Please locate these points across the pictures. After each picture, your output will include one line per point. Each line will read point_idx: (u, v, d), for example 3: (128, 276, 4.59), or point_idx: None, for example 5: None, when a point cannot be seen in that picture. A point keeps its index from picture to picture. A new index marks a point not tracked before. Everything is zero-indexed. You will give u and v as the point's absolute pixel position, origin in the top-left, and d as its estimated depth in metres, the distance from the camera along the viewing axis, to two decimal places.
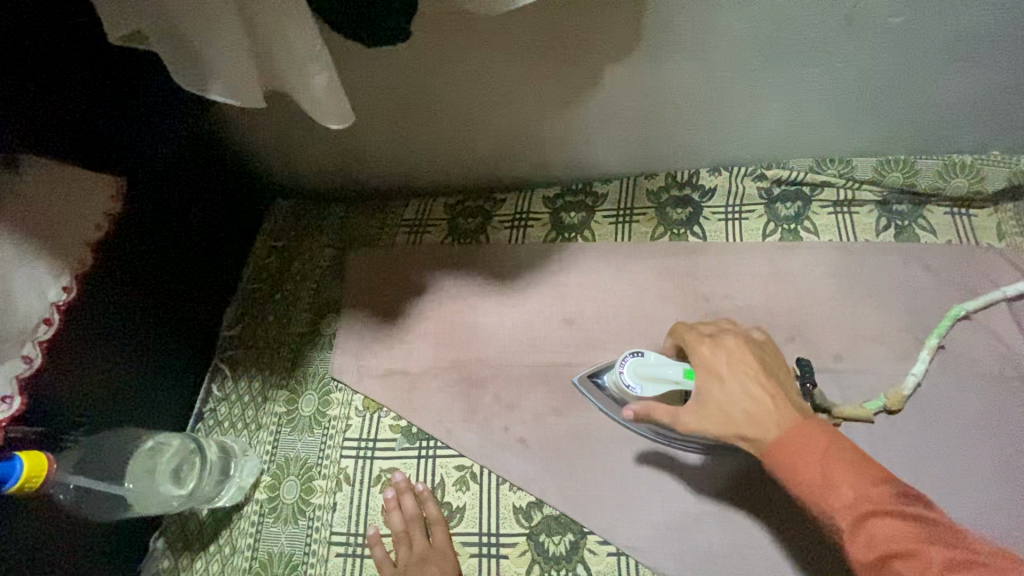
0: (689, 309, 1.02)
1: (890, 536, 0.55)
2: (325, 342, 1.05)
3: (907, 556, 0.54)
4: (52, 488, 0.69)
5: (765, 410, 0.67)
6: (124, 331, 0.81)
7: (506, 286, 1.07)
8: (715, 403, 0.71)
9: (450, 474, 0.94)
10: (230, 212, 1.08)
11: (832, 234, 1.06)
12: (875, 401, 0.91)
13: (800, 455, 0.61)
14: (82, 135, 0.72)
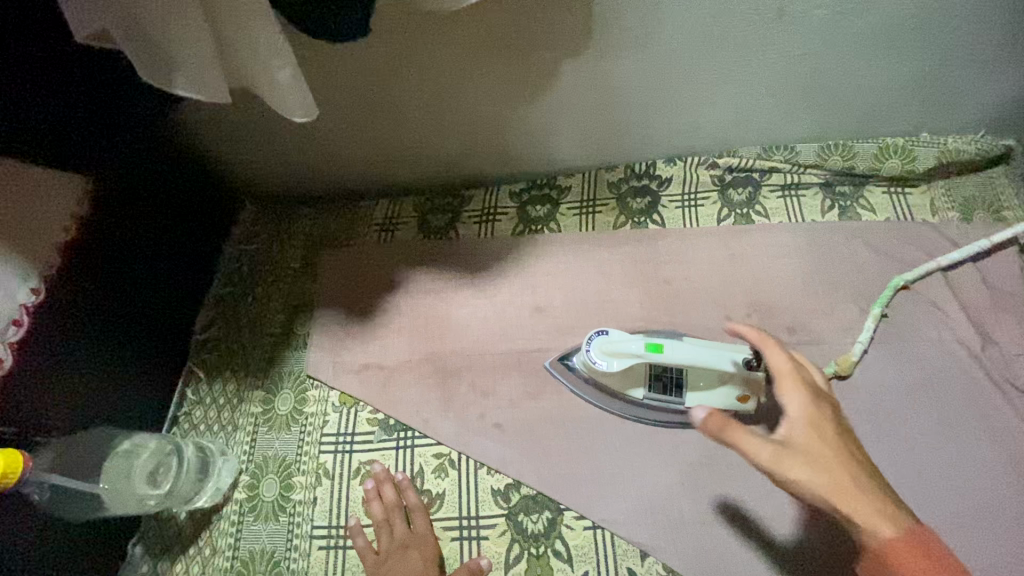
0: (653, 292, 1.07)
1: None
2: (300, 341, 1.06)
3: None
4: (30, 488, 0.69)
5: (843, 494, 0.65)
6: (96, 334, 0.81)
7: (476, 279, 1.11)
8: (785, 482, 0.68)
9: (429, 462, 0.96)
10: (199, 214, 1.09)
11: (782, 217, 1.13)
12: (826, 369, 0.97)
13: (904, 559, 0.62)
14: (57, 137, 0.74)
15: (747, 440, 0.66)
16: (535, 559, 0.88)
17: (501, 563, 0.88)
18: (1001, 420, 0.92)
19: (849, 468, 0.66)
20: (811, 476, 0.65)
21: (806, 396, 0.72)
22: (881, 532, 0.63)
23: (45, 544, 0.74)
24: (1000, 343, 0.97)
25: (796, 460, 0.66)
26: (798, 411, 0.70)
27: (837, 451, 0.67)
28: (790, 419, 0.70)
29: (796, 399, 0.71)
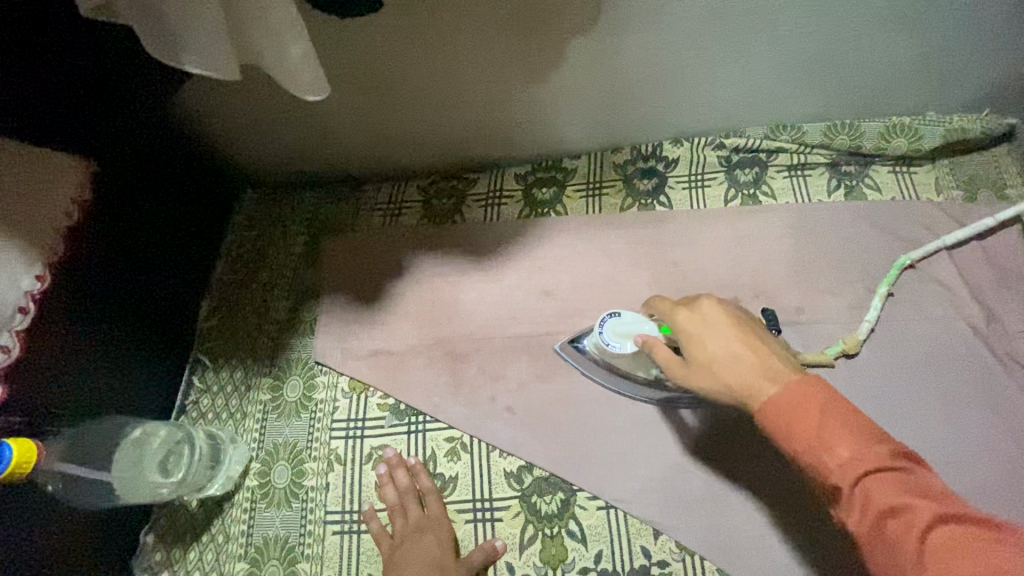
0: (661, 274, 1.06)
1: (883, 494, 0.53)
2: (307, 328, 1.05)
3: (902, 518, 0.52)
4: (43, 477, 0.68)
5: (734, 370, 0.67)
6: (102, 323, 0.80)
7: (482, 263, 1.10)
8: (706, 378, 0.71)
9: (441, 446, 0.96)
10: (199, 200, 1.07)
11: (788, 197, 1.13)
12: (834, 347, 0.98)
13: (791, 410, 0.59)
14: (53, 124, 0.72)
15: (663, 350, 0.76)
16: (549, 539, 0.89)
17: (515, 544, 0.89)
18: (1005, 396, 0.94)
19: (733, 359, 0.68)
20: (707, 380, 0.70)
21: (700, 307, 0.74)
22: (763, 400, 0.62)
23: (60, 534, 0.73)
24: (1004, 321, 0.98)
25: (695, 371, 0.71)
26: (688, 322, 0.73)
27: (726, 347, 0.69)
28: (684, 334, 0.73)
29: (686, 312, 0.74)
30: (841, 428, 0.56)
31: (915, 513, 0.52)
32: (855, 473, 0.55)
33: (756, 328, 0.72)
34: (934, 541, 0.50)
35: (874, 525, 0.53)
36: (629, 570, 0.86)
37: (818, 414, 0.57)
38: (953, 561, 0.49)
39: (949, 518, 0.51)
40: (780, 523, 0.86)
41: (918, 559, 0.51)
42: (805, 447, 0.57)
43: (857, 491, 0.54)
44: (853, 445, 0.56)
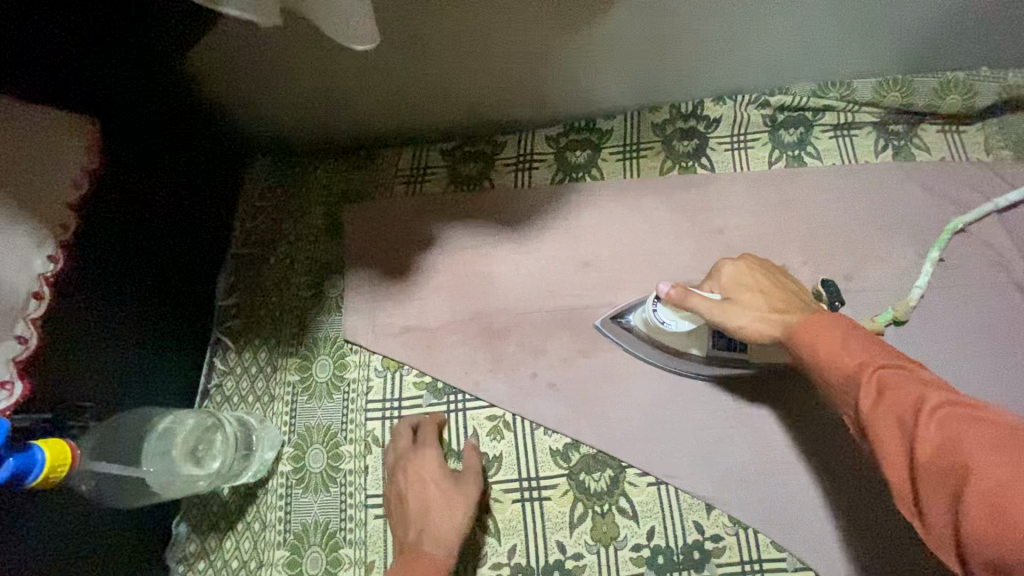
0: (705, 242, 1.01)
1: (893, 382, 0.55)
2: (333, 305, 0.99)
3: (907, 398, 0.53)
4: (77, 478, 0.63)
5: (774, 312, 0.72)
6: (122, 304, 0.73)
7: (516, 232, 1.03)
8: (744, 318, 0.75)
9: (483, 425, 0.92)
10: (206, 169, 0.98)
11: (834, 159, 1.07)
12: (885, 314, 0.95)
13: (816, 327, 0.63)
14: (60, 72, 0.63)
15: (700, 302, 0.79)
16: (599, 517, 0.87)
17: (565, 522, 0.87)
18: None
19: (773, 301, 0.75)
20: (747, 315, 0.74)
21: (743, 260, 0.82)
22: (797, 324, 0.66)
23: (96, 534, 0.69)
24: None
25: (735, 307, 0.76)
26: (733, 270, 0.81)
27: (767, 294, 0.76)
28: (727, 280, 0.80)
29: (731, 263, 0.82)
30: (860, 340, 0.60)
31: (922, 395, 0.53)
32: (869, 368, 0.57)
33: (795, 285, 0.80)
34: (938, 417, 0.51)
35: (885, 410, 0.54)
36: (682, 545, 0.85)
37: (844, 332, 0.61)
38: (953, 431, 0.50)
39: (955, 403, 0.52)
40: (835, 494, 0.85)
41: (920, 433, 0.51)
42: (828, 351, 0.61)
43: (870, 382, 0.56)
44: (870, 351, 0.59)
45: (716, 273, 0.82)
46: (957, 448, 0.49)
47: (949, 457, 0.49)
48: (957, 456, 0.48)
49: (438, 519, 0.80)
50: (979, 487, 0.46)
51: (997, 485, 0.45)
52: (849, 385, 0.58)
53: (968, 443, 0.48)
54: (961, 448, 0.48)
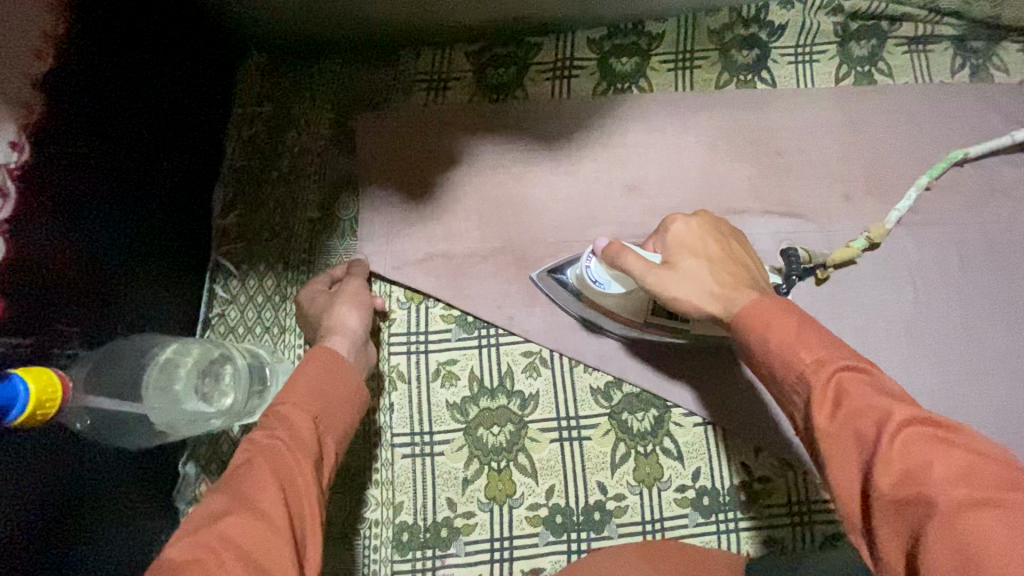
0: (763, 167, 0.91)
1: (856, 390, 0.46)
2: (347, 229, 0.87)
3: (869, 412, 0.45)
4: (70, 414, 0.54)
5: (720, 282, 0.63)
6: (106, 210, 0.61)
7: (552, 150, 0.91)
8: (681, 287, 0.65)
9: (518, 361, 0.85)
10: (205, 62, 0.83)
11: (907, 77, 0.96)
12: (860, 241, 0.87)
13: (768, 314, 0.54)
14: None
15: (634, 261, 0.68)
16: (642, 458, 0.82)
17: (606, 463, 0.82)
18: None
19: (717, 270, 0.64)
20: (687, 285, 0.64)
21: (697, 218, 0.70)
22: (739, 308, 0.58)
23: (94, 478, 0.61)
24: None
25: (677, 274, 0.65)
26: (683, 229, 0.69)
27: (712, 261, 0.66)
28: (673, 240, 0.69)
29: (682, 220, 0.70)
30: (815, 332, 0.51)
31: (886, 410, 0.45)
32: (827, 369, 0.48)
33: (746, 255, 0.69)
34: (903, 437, 0.43)
35: (842, 426, 0.46)
36: (729, 486, 0.81)
37: (798, 322, 0.53)
38: (919, 456, 0.42)
39: (920, 418, 0.44)
40: None
41: (881, 458, 0.43)
42: (781, 347, 0.52)
43: (827, 389, 0.48)
44: (828, 348, 0.50)
45: (663, 230, 0.70)
46: (925, 478, 0.41)
47: (913, 489, 0.41)
48: (922, 489, 0.40)
49: (345, 317, 0.75)
50: (947, 528, 0.39)
51: (966, 527, 0.38)
52: (803, 388, 0.50)
53: (935, 473, 0.41)
54: (928, 478, 0.41)
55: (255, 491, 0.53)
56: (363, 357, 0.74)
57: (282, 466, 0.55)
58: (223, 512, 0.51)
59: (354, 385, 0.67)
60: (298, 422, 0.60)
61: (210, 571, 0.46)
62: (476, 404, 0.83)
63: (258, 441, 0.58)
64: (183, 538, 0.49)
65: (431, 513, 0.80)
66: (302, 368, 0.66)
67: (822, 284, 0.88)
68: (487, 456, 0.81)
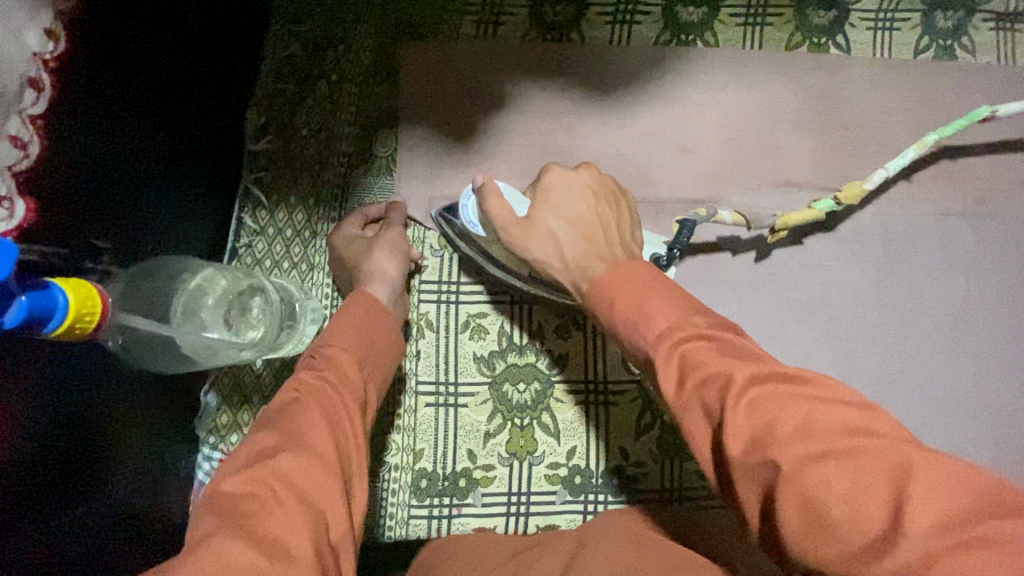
0: (828, 140, 0.86)
1: (701, 358, 0.42)
2: (383, 167, 0.83)
3: (713, 379, 0.41)
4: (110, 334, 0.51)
5: (577, 248, 0.57)
6: (136, 120, 0.57)
7: (606, 101, 0.85)
8: (531, 243, 0.60)
9: (549, 320, 0.82)
10: None
11: (990, 57, 0.89)
12: (827, 203, 0.76)
13: (616, 283, 0.50)
14: None
15: (496, 207, 0.63)
16: (667, 427, 0.81)
17: (630, 429, 0.81)
18: None
19: (571, 232, 0.58)
20: (537, 242, 0.60)
21: (577, 172, 0.63)
22: (588, 280, 0.54)
23: (100, 400, 0.56)
24: None
25: (530, 228, 0.60)
26: (555, 179, 0.62)
27: (569, 221, 0.59)
28: (542, 190, 0.62)
29: (558, 171, 0.63)
30: (662, 296, 0.47)
31: (730, 372, 0.40)
32: (669, 341, 0.44)
33: (624, 207, 0.63)
34: (747, 399, 0.39)
35: (691, 397, 0.42)
36: None
37: (642, 285, 0.48)
38: (763, 415, 0.38)
39: (764, 377, 0.40)
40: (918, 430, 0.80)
41: (729, 425, 0.39)
42: (626, 319, 0.47)
43: (670, 363, 0.43)
44: (676, 315, 0.45)
45: (538, 179, 0.64)
46: (771, 436, 0.37)
47: (760, 453, 0.37)
48: (769, 450, 0.37)
49: (384, 262, 0.73)
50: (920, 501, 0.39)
51: (812, 483, 0.35)
52: (648, 363, 0.46)
53: (781, 430, 0.37)
54: (773, 440, 0.37)
55: (306, 431, 0.54)
56: (401, 303, 0.75)
57: (334, 411, 0.56)
58: (276, 449, 0.52)
59: (393, 334, 0.69)
60: (345, 363, 0.61)
61: (268, 506, 0.47)
62: (504, 359, 0.81)
63: (304, 381, 0.58)
64: (237, 471, 0.50)
65: (450, 463, 0.79)
66: (346, 310, 0.68)
67: (762, 259, 0.84)
68: (511, 412, 0.80)
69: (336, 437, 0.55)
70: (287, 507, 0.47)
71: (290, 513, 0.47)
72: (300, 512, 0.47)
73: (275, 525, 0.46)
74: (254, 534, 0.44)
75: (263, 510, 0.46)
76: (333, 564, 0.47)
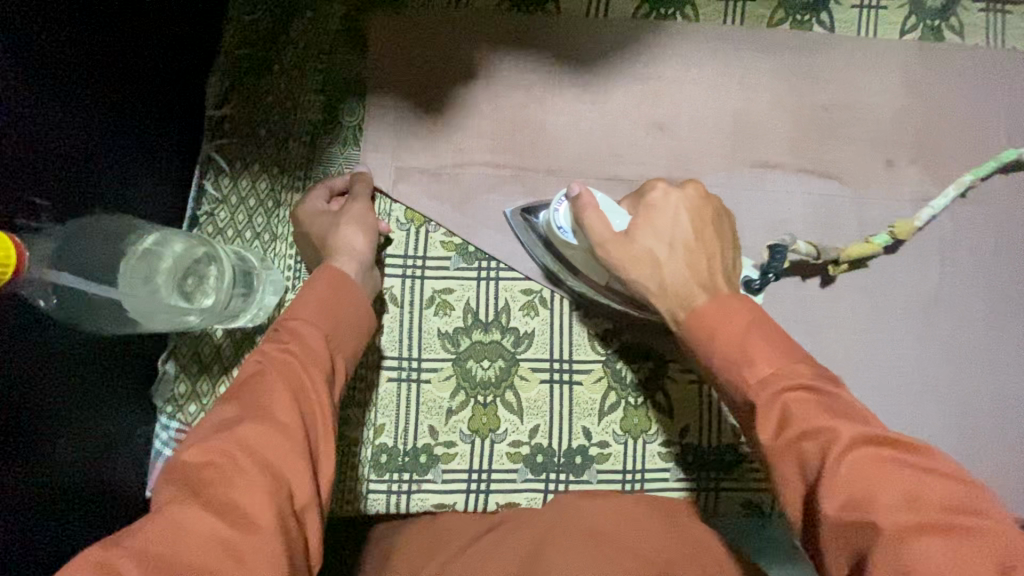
0: (807, 121, 0.84)
1: (803, 413, 0.46)
2: (349, 137, 0.81)
3: (817, 436, 0.44)
4: (28, 288, 0.49)
5: (683, 275, 0.58)
6: (65, 73, 0.55)
7: (581, 75, 0.83)
8: (631, 264, 0.60)
9: (516, 298, 0.81)
10: None
11: (977, 39, 0.87)
12: (882, 236, 0.79)
13: (714, 319, 0.53)
14: None
15: (597, 222, 0.62)
16: (631, 409, 0.80)
17: (593, 409, 0.80)
18: None
19: (679, 257, 0.59)
20: (634, 263, 0.60)
21: (681, 192, 0.63)
22: (693, 307, 0.55)
23: (41, 365, 0.54)
24: None
25: (632, 250, 0.61)
26: (660, 199, 0.62)
27: (674, 246, 0.60)
28: (647, 209, 0.62)
29: (662, 191, 0.63)
30: (766, 339, 0.50)
31: (834, 431, 0.44)
32: (773, 390, 0.47)
33: (726, 231, 0.64)
34: (851, 460, 0.42)
35: (786, 446, 0.45)
36: (716, 445, 0.79)
37: (744, 323, 0.52)
38: (864, 479, 0.42)
39: (870, 439, 0.43)
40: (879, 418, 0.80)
41: (829, 483, 0.42)
42: (725, 355, 0.51)
43: (771, 411, 0.47)
44: (780, 361, 0.49)
45: (642, 196, 0.63)
46: (874, 501, 0.41)
47: (859, 514, 0.41)
48: (868, 513, 0.41)
49: (348, 236, 0.72)
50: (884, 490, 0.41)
51: (912, 554, 0.38)
52: (748, 405, 0.49)
53: (882, 498, 0.41)
54: (875, 504, 0.41)
55: (270, 403, 0.52)
56: (370, 280, 0.73)
57: (299, 384, 0.55)
58: (238, 418, 0.51)
59: (359, 307, 0.65)
60: (310, 337, 0.59)
61: (230, 476, 0.46)
62: (469, 336, 0.80)
63: (270, 354, 0.57)
64: (198, 440, 0.49)
65: (411, 438, 0.79)
66: (312, 285, 0.65)
67: (830, 284, 0.81)
68: (475, 389, 0.79)
69: (302, 409, 0.53)
70: (247, 475, 0.46)
71: (251, 482, 0.46)
72: (260, 479, 0.46)
73: (235, 492, 0.45)
74: (219, 506, 0.44)
75: (224, 478, 0.46)
76: (296, 529, 0.47)
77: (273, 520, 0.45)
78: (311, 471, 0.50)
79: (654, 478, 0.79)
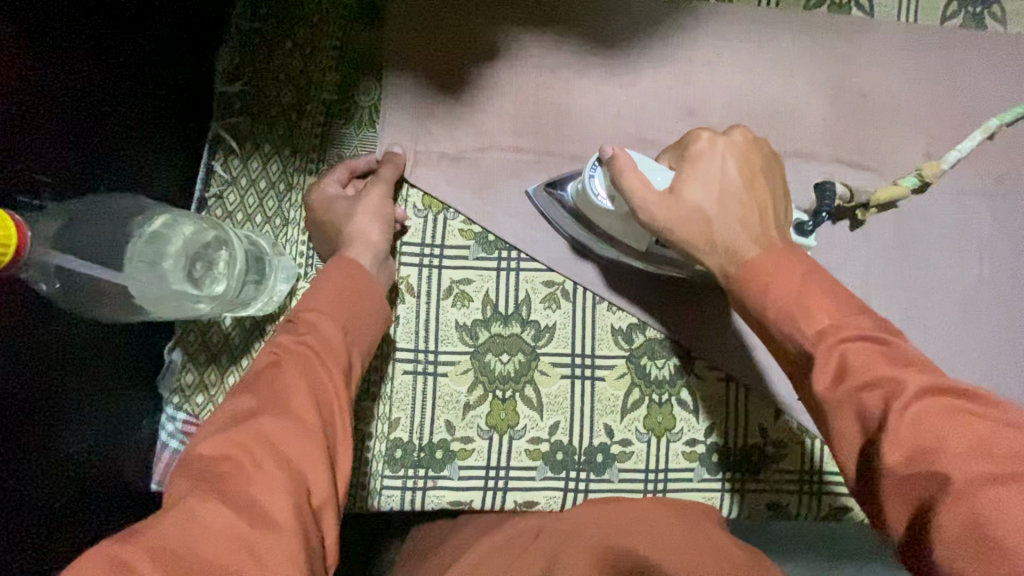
0: (843, 109, 0.80)
1: (863, 362, 0.44)
2: (365, 118, 0.77)
3: (879, 384, 0.43)
4: (31, 271, 0.46)
5: (733, 226, 0.55)
6: (73, 38, 0.51)
7: (608, 56, 0.79)
8: (676, 221, 0.57)
9: (537, 290, 0.78)
10: None
11: (1021, 27, 0.83)
12: (911, 177, 0.76)
13: (769, 271, 0.51)
14: None
15: (638, 181, 0.58)
16: (654, 406, 0.77)
17: (615, 406, 0.77)
18: None
19: (728, 208, 0.56)
20: (682, 222, 0.57)
21: (728, 139, 0.59)
22: (748, 261, 0.53)
23: (44, 354, 0.51)
24: None
25: (678, 206, 0.57)
26: (705, 148, 0.59)
27: (722, 196, 0.57)
28: (691, 161, 0.59)
29: (708, 139, 0.59)
30: (824, 287, 0.49)
31: (899, 381, 0.42)
32: (835, 338, 0.46)
33: (776, 177, 0.60)
34: (916, 409, 0.41)
35: (845, 394, 0.44)
36: (741, 445, 0.77)
37: (802, 276, 0.50)
38: (931, 429, 0.40)
39: (938, 389, 0.42)
40: None
41: (892, 434, 0.41)
42: (782, 310, 0.49)
43: (830, 360, 0.45)
44: (840, 314, 0.47)
45: (685, 147, 0.60)
46: (941, 451, 0.39)
47: (923, 464, 0.39)
48: (933, 463, 0.39)
49: (362, 226, 0.68)
50: (960, 502, 0.38)
51: (983, 502, 0.37)
52: (806, 358, 0.48)
53: (952, 446, 0.39)
54: (944, 454, 0.39)
55: (287, 398, 0.49)
56: (387, 270, 0.69)
57: (316, 379, 0.52)
58: (255, 410, 0.48)
59: (375, 300, 0.62)
60: (327, 330, 0.56)
61: (247, 471, 0.43)
62: (488, 328, 0.77)
63: (283, 347, 0.54)
64: (213, 434, 0.46)
65: (427, 433, 0.76)
66: (325, 277, 0.62)
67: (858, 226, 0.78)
68: (493, 383, 0.77)
69: (320, 406, 0.50)
70: (265, 471, 0.43)
71: (270, 477, 0.43)
72: (279, 475, 0.44)
73: (254, 488, 0.42)
74: (235, 499, 0.41)
75: (241, 473, 0.43)
76: (313, 530, 0.43)
77: (292, 519, 0.42)
78: (330, 470, 0.47)
79: (677, 479, 0.76)
